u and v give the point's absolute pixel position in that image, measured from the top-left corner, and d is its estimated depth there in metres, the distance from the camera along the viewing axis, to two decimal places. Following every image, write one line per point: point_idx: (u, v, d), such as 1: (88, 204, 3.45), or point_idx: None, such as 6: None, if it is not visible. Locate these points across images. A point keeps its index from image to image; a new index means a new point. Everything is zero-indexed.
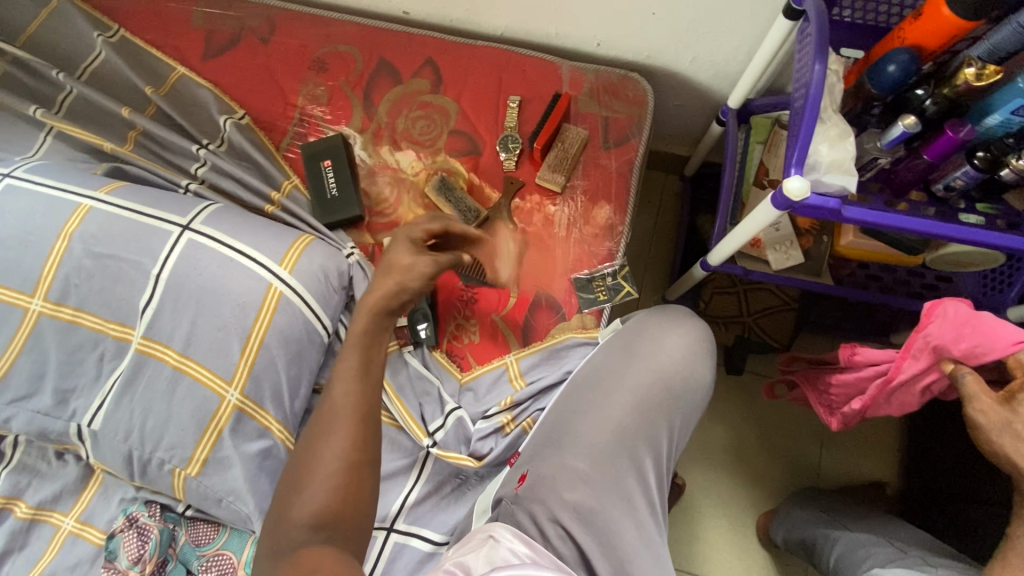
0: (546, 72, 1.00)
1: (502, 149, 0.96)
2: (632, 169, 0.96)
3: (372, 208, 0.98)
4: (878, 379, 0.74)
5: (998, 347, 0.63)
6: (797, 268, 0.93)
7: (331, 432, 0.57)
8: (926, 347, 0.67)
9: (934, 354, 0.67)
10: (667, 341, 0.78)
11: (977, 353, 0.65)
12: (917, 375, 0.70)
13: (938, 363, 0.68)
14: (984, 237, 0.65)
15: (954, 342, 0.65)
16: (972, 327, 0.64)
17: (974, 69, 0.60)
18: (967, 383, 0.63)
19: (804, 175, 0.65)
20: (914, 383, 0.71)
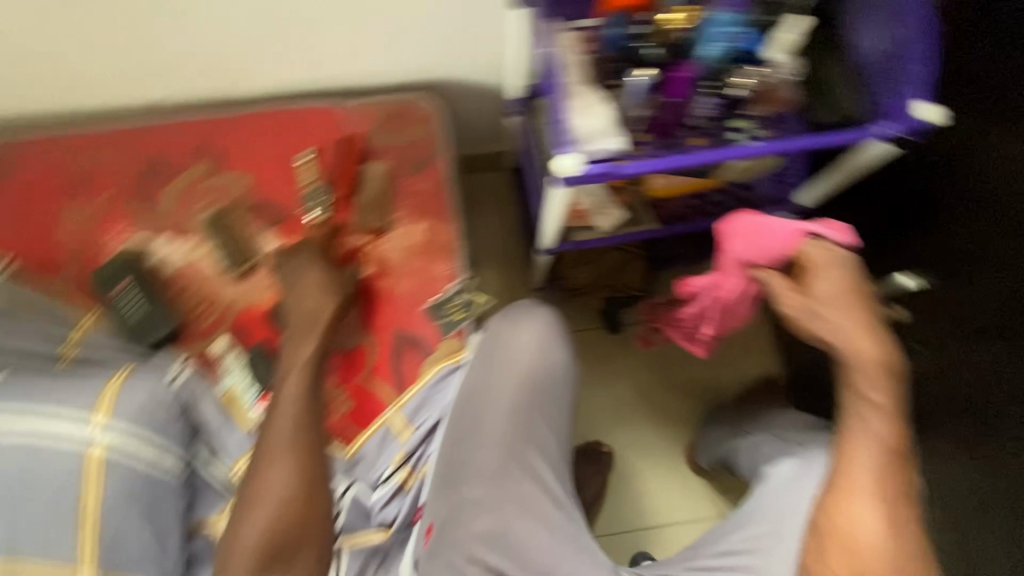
0: (329, 115, 0.96)
1: (310, 206, 0.91)
2: (446, 184, 0.96)
3: (192, 314, 0.89)
4: (715, 303, 0.80)
5: (785, 245, 0.69)
6: (622, 225, 1.00)
7: (274, 464, 0.72)
8: (737, 263, 0.73)
9: (743, 267, 0.74)
10: (519, 337, 0.77)
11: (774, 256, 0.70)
12: (740, 288, 0.76)
13: (750, 273, 0.74)
14: (751, 149, 0.71)
15: (753, 253, 0.70)
16: (762, 235, 0.70)
17: (670, 17, 0.71)
18: (773, 284, 0.69)
19: (576, 148, 0.68)
20: (739, 296, 0.78)
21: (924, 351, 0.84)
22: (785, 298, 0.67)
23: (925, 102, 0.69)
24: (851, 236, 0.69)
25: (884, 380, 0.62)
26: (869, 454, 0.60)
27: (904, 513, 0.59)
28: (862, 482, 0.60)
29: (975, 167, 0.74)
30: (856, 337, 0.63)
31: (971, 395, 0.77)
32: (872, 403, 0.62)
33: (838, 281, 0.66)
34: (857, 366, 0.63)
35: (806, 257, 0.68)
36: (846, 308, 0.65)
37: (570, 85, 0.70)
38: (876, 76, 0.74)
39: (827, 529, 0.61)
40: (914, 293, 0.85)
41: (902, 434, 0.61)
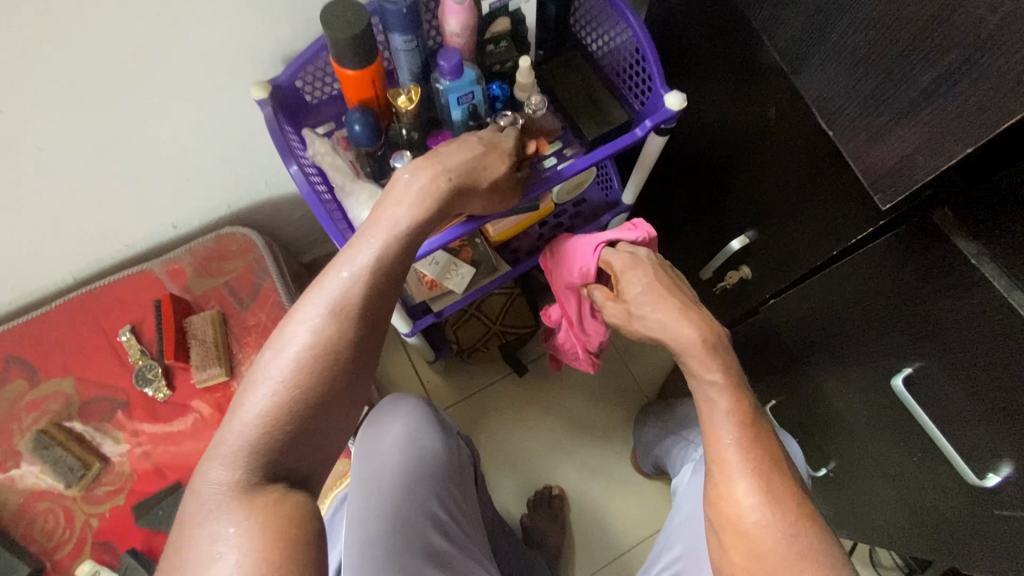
0: (138, 284, 0.91)
1: (144, 384, 0.86)
2: (285, 306, 0.92)
3: (48, 545, 0.80)
4: (570, 327, 0.87)
5: (589, 260, 0.76)
6: (474, 279, 1.00)
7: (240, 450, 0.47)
8: (566, 288, 0.81)
9: (573, 289, 0.81)
10: (387, 451, 0.74)
11: (588, 273, 0.77)
12: (580, 309, 0.83)
13: (581, 293, 0.81)
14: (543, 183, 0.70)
15: (571, 276, 0.78)
16: (572, 256, 0.77)
17: (403, 98, 0.67)
18: (597, 297, 0.74)
19: None
20: (587, 316, 0.84)
21: (780, 302, 0.86)
22: (607, 309, 0.72)
23: (668, 93, 0.71)
24: (648, 234, 0.77)
25: (712, 355, 0.63)
26: (729, 432, 0.60)
27: (781, 481, 0.58)
28: (732, 462, 0.59)
29: (724, 126, 0.78)
30: (676, 322, 0.65)
31: (830, 333, 0.78)
32: (712, 381, 0.63)
33: (640, 278, 0.70)
34: (685, 349, 0.64)
35: (610, 263, 0.73)
36: (657, 300, 0.68)
37: (341, 187, 0.70)
38: (612, 74, 0.82)
39: (719, 521, 0.59)
40: (742, 252, 0.88)
41: (748, 402, 0.62)
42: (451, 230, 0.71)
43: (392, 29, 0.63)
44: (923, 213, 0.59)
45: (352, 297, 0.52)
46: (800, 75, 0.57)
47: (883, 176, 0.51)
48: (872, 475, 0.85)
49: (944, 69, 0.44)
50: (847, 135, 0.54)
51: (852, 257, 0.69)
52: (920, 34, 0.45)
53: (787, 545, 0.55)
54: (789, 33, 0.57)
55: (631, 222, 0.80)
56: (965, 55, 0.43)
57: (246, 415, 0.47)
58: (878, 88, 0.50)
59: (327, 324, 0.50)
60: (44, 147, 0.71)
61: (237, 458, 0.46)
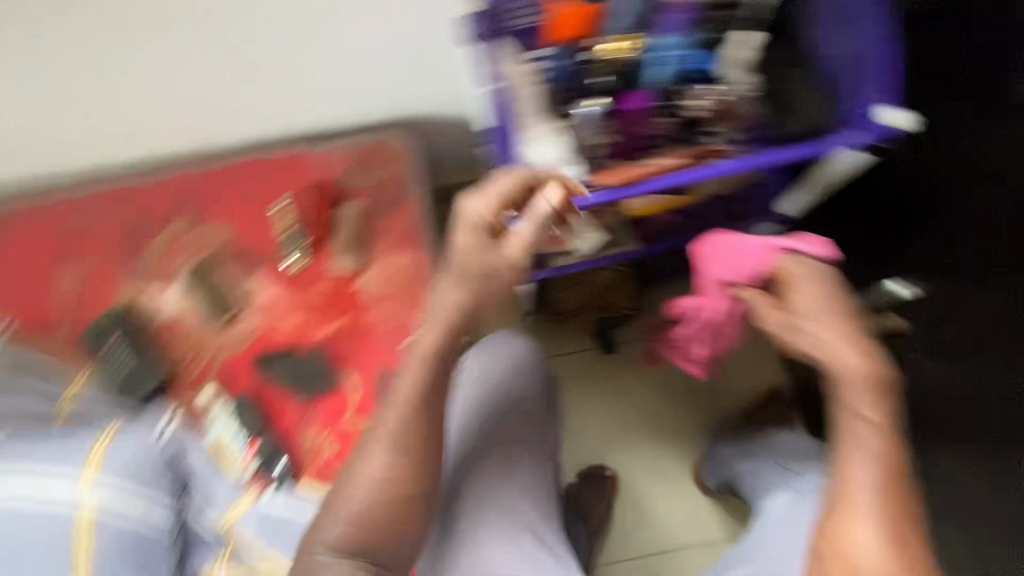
0: (300, 161, 0.97)
1: (285, 252, 0.93)
2: (421, 218, 0.95)
3: (177, 366, 0.90)
4: (704, 323, 0.80)
5: (762, 263, 0.69)
6: (603, 246, 0.99)
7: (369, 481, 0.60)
8: (718, 284, 0.74)
9: (726, 287, 0.74)
10: (494, 374, 0.82)
11: (754, 276, 0.70)
12: (725, 309, 0.77)
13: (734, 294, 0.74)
14: (725, 167, 0.69)
15: (734, 273, 0.71)
16: (741, 253, 0.71)
17: (613, 47, 0.70)
18: (756, 305, 0.68)
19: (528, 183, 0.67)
20: (728, 317, 0.78)
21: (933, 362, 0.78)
22: (768, 316, 0.67)
23: (891, 110, 0.66)
24: (834, 250, 0.69)
25: (875, 394, 0.59)
26: (869, 475, 0.57)
27: (909, 539, 0.55)
28: (862, 505, 0.56)
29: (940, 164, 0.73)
30: (838, 348, 0.61)
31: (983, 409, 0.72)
32: (867, 421, 0.59)
33: (816, 292, 0.65)
34: (845, 380, 0.60)
35: (788, 273, 0.67)
36: (831, 322, 0.63)
37: (525, 117, 0.71)
38: (846, 72, 0.72)
39: (826, 555, 0.57)
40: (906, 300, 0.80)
41: (900, 453, 0.58)
42: (606, 194, 0.69)
43: None
44: None
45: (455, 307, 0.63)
46: None
47: None
48: None
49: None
50: None
51: None
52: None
53: None
54: None
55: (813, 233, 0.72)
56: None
57: (370, 465, 0.60)
58: None
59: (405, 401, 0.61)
60: None
61: (366, 487, 0.60)
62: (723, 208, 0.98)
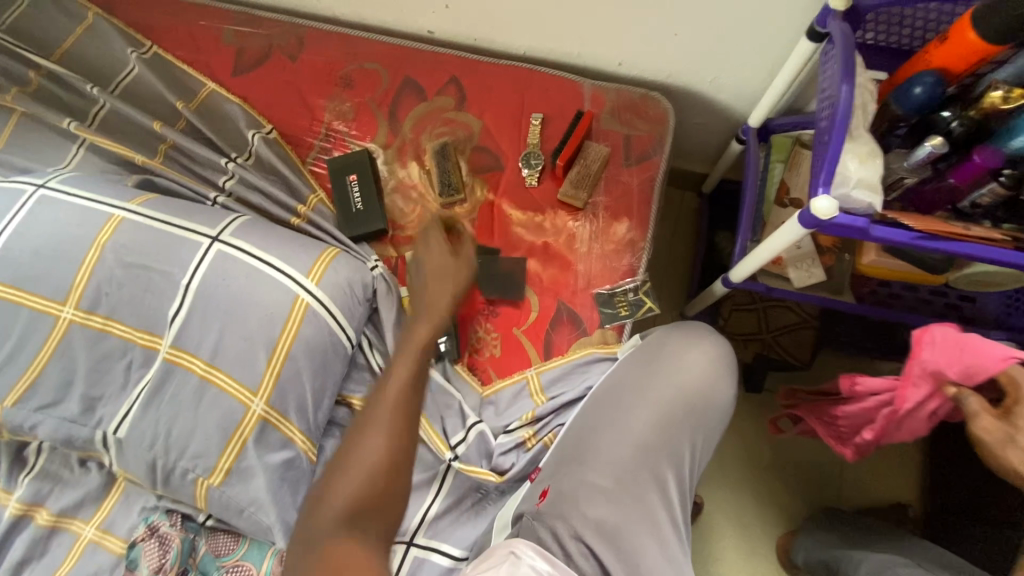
0: (568, 90, 1.02)
1: (525, 165, 0.98)
2: (654, 187, 0.97)
3: (395, 221, 0.99)
4: (884, 409, 0.79)
5: (989, 365, 0.68)
6: (819, 286, 0.93)
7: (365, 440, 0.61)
8: (923, 373, 0.72)
9: (932, 378, 0.72)
10: (687, 354, 0.78)
11: (971, 374, 0.69)
12: (921, 402, 0.75)
13: (939, 388, 0.72)
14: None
15: (949, 365, 0.70)
16: (964, 349, 0.69)
17: (1000, 92, 0.62)
18: (969, 404, 0.69)
19: (833, 193, 0.65)
20: (917, 409, 0.76)
21: None
22: (982, 421, 0.68)
23: None
24: None
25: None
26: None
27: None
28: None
29: None
30: None
31: None
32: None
33: None
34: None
35: (1016, 383, 0.67)
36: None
37: (852, 128, 0.67)
38: None
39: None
40: None
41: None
42: (907, 233, 0.65)
43: None
44: None
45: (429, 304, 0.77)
46: None
47: None
48: None
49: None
50: None
51: None
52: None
53: None
54: None
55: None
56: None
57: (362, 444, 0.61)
58: None
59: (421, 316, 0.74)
60: None
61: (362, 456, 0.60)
62: (953, 300, 0.94)
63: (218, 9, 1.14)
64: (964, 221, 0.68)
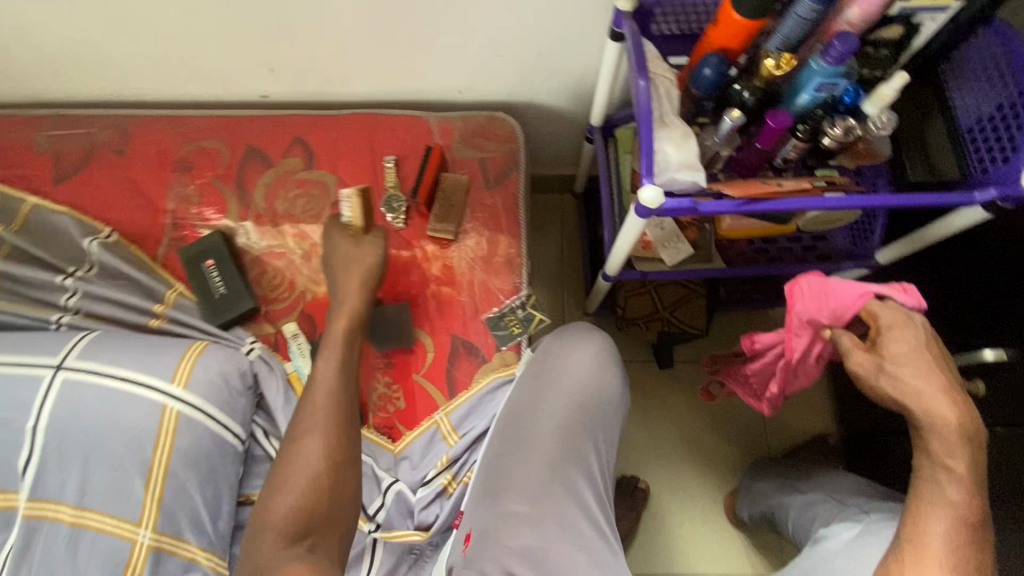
0: (414, 126, 1.02)
1: (388, 210, 0.95)
2: (519, 201, 0.99)
3: (266, 296, 0.94)
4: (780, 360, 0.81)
5: (850, 303, 0.69)
6: (688, 259, 1.00)
7: (305, 437, 0.71)
8: (801, 322, 0.74)
9: (810, 326, 0.74)
10: (573, 360, 0.80)
11: (839, 315, 0.71)
12: (806, 348, 0.76)
13: (818, 332, 0.74)
14: (842, 200, 0.69)
15: (818, 311, 0.71)
16: (828, 293, 0.71)
17: (773, 61, 0.67)
18: (841, 342, 0.70)
19: (657, 181, 0.69)
20: (806, 357, 0.78)
21: None
22: (854, 356, 0.68)
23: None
24: (921, 303, 0.68)
25: (963, 445, 0.60)
26: (942, 523, 0.59)
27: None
28: (932, 552, 0.59)
29: None
30: (930, 396, 0.62)
31: None
32: (948, 469, 0.61)
33: (910, 340, 0.65)
34: (932, 426, 0.62)
35: (875, 316, 0.68)
36: (923, 366, 0.64)
37: (661, 116, 0.71)
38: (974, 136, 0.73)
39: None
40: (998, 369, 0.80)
41: (980, 507, 0.59)
42: (729, 202, 0.70)
43: None
44: None
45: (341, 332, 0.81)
46: None
47: None
48: None
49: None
50: None
51: None
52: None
53: None
54: None
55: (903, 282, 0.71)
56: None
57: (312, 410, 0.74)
58: None
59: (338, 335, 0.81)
60: None
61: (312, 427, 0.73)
62: (808, 243, 1.02)
63: (25, 116, 1.05)
64: (779, 177, 0.73)
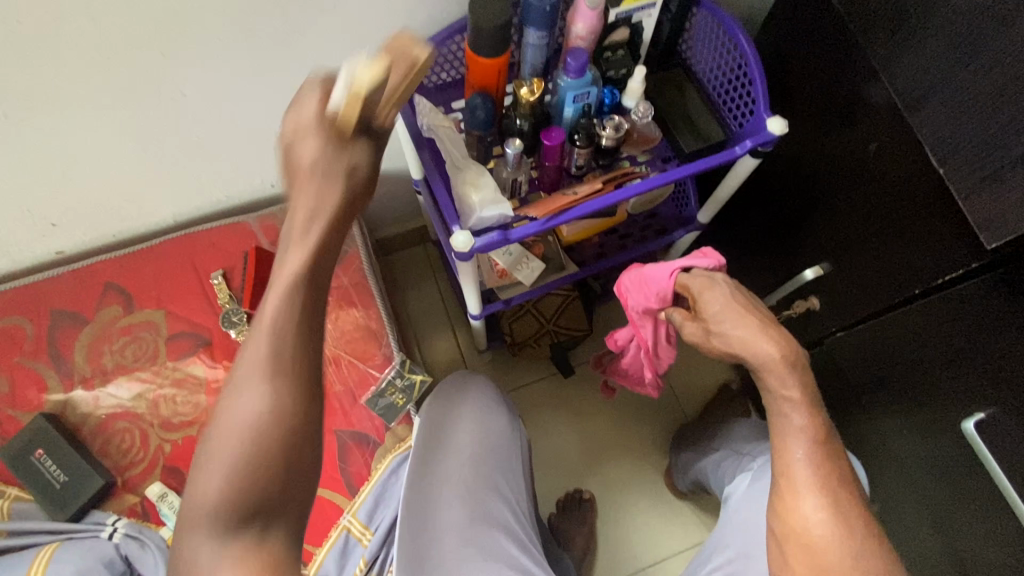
0: (232, 233, 0.96)
1: (228, 326, 0.90)
2: (365, 272, 0.96)
3: (120, 463, 0.85)
4: (641, 349, 0.92)
5: (665, 283, 0.79)
6: (546, 272, 1.04)
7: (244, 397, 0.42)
8: (641, 312, 0.84)
9: (647, 314, 0.85)
10: (455, 417, 0.79)
11: (664, 296, 0.80)
12: (654, 332, 0.88)
13: (656, 317, 0.85)
14: (636, 187, 0.74)
15: (648, 300, 0.81)
16: (645, 282, 0.82)
17: (526, 89, 0.71)
18: (676, 319, 0.78)
19: (464, 223, 0.72)
20: (657, 338, 0.89)
21: (848, 335, 0.87)
22: (687, 328, 0.75)
23: (770, 118, 0.75)
24: (720, 261, 0.80)
25: (791, 372, 0.65)
26: (800, 448, 0.64)
27: (851, 501, 0.62)
28: (803, 478, 0.63)
29: (817, 166, 0.82)
30: (755, 339, 0.67)
31: (900, 363, 0.79)
32: (788, 398, 0.66)
33: (719, 297, 0.72)
34: (764, 366, 0.67)
35: (687, 286, 0.76)
36: (737, 317, 0.69)
37: (453, 162, 0.74)
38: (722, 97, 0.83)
39: (784, 534, 0.64)
40: (816, 281, 0.89)
41: (823, 423, 0.65)
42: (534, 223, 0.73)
43: (529, 23, 0.67)
44: (1019, 260, 0.61)
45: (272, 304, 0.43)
46: (916, 111, 0.60)
47: (992, 218, 0.54)
48: (918, 523, 0.84)
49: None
50: (957, 173, 0.56)
51: (933, 297, 0.71)
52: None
53: (852, 558, 0.60)
54: (911, 71, 0.60)
55: (702, 248, 0.83)
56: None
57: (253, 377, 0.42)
58: (994, 134, 0.54)
59: (281, 291, 0.44)
60: (182, 98, 0.79)
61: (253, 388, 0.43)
62: (643, 223, 1.10)
63: None
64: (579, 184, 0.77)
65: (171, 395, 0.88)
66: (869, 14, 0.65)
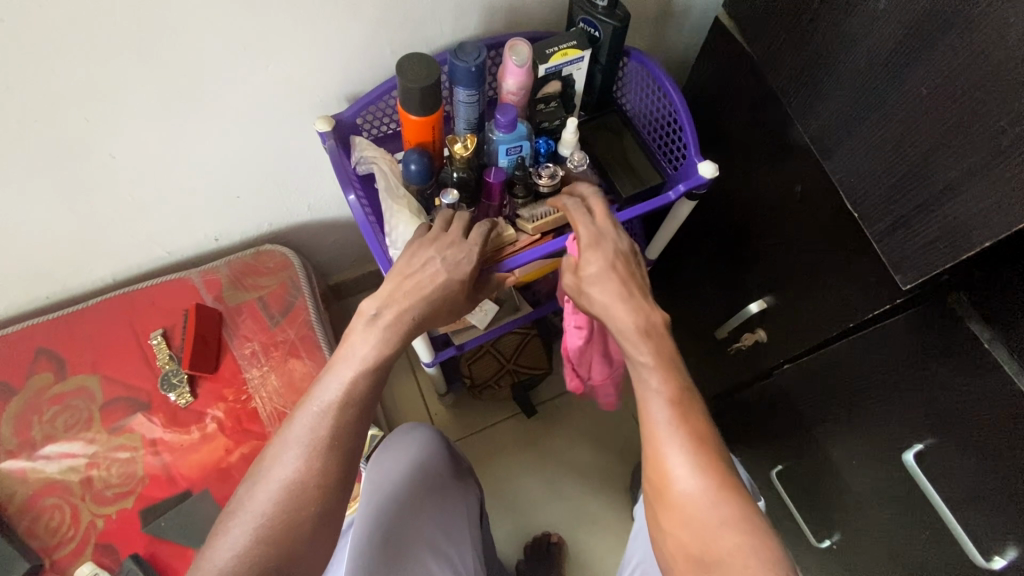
0: (172, 290, 0.93)
1: (167, 388, 0.88)
2: (312, 324, 0.94)
3: (48, 544, 0.80)
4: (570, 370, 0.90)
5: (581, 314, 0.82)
6: (500, 314, 1.03)
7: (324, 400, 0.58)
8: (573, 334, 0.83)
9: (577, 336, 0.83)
10: (393, 476, 0.77)
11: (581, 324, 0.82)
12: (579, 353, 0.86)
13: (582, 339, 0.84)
14: None
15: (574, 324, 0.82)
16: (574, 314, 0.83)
17: (460, 144, 0.72)
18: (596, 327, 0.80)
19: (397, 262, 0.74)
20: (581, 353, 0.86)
21: (793, 367, 0.88)
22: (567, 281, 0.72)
23: (701, 162, 0.76)
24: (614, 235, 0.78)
25: (644, 339, 0.65)
26: (660, 410, 0.61)
27: (710, 452, 0.59)
28: (665, 439, 0.60)
29: (751, 205, 0.85)
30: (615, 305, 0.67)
31: (846, 392, 0.79)
32: (642, 363, 0.64)
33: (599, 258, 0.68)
34: (623, 335, 0.66)
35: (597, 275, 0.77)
36: (607, 280, 0.68)
37: (386, 188, 0.74)
38: None
39: (657, 497, 0.61)
40: (760, 314, 0.91)
41: (680, 380, 0.63)
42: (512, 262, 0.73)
43: (458, 82, 0.68)
44: (940, 297, 0.63)
45: (324, 427, 0.56)
46: (831, 157, 0.62)
47: (907, 259, 0.55)
48: (876, 552, 0.84)
49: (995, 145, 0.46)
50: (871, 218, 0.59)
51: (865, 332, 0.73)
52: (983, 100, 0.46)
53: (716, 512, 0.57)
54: (823, 119, 0.63)
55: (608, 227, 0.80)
56: (992, 151, 0.46)
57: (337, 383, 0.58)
58: (902, 180, 0.55)
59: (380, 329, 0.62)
60: (114, 158, 0.79)
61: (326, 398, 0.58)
62: None
63: None
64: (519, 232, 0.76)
65: (107, 465, 0.84)
66: (784, 64, 0.67)
